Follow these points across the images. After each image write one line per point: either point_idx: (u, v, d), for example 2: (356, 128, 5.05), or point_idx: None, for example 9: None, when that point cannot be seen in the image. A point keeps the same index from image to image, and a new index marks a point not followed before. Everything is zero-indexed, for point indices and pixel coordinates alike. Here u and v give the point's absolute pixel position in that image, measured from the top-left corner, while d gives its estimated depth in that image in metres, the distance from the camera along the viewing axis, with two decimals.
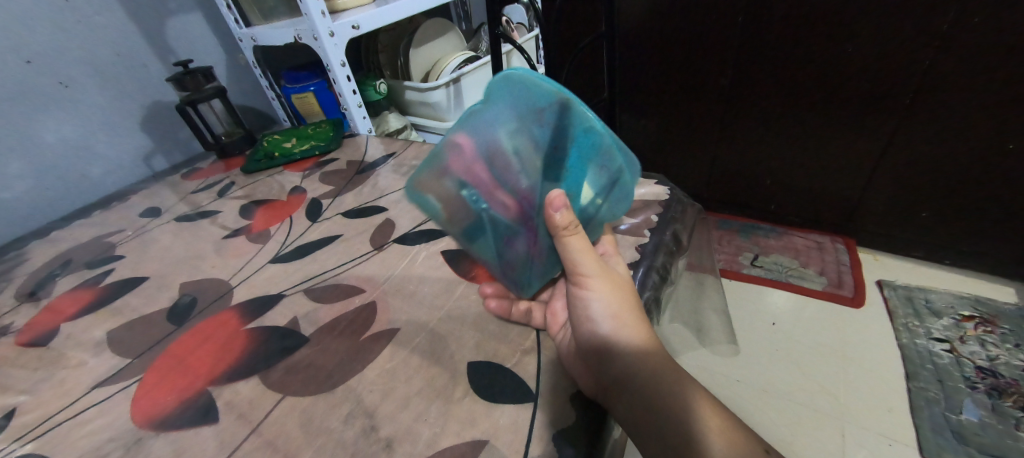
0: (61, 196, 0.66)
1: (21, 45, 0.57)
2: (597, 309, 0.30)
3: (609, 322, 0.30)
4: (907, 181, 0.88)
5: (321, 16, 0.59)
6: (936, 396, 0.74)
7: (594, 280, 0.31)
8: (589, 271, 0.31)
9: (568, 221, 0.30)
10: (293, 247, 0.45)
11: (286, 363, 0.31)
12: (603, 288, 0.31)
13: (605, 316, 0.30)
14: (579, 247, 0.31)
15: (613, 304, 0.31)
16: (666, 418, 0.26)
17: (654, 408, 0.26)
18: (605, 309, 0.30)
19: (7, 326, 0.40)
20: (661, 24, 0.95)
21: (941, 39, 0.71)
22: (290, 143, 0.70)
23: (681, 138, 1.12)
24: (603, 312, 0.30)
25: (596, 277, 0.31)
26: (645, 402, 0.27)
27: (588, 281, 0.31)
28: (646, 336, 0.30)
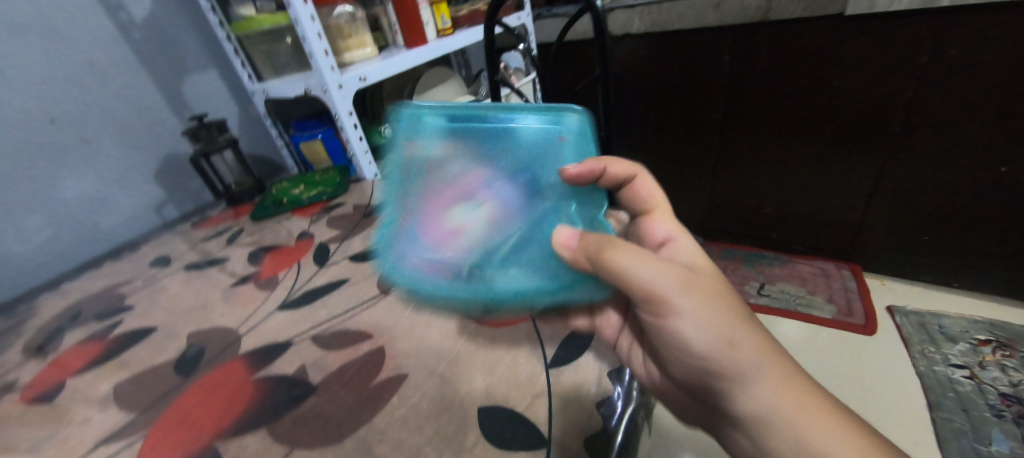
0: (71, 247, 0.67)
1: (45, 106, 0.61)
2: (688, 329, 0.29)
3: (710, 343, 0.28)
4: (903, 206, 0.90)
5: (330, 70, 0.63)
6: (963, 427, 0.72)
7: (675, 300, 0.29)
8: (662, 289, 0.29)
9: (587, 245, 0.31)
10: (301, 293, 0.46)
11: (294, 413, 0.31)
12: (683, 300, 0.29)
13: (698, 341, 0.29)
14: (632, 260, 0.29)
15: (703, 315, 0.29)
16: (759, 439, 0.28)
17: (747, 414, 0.28)
18: (695, 326, 0.29)
19: (13, 382, 0.40)
20: (653, 64, 0.99)
21: (919, 71, 0.75)
22: (298, 190, 0.72)
23: (679, 171, 1.14)
24: (696, 334, 0.29)
25: (676, 296, 0.29)
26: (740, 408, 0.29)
27: (667, 301, 0.29)
28: (746, 336, 0.29)
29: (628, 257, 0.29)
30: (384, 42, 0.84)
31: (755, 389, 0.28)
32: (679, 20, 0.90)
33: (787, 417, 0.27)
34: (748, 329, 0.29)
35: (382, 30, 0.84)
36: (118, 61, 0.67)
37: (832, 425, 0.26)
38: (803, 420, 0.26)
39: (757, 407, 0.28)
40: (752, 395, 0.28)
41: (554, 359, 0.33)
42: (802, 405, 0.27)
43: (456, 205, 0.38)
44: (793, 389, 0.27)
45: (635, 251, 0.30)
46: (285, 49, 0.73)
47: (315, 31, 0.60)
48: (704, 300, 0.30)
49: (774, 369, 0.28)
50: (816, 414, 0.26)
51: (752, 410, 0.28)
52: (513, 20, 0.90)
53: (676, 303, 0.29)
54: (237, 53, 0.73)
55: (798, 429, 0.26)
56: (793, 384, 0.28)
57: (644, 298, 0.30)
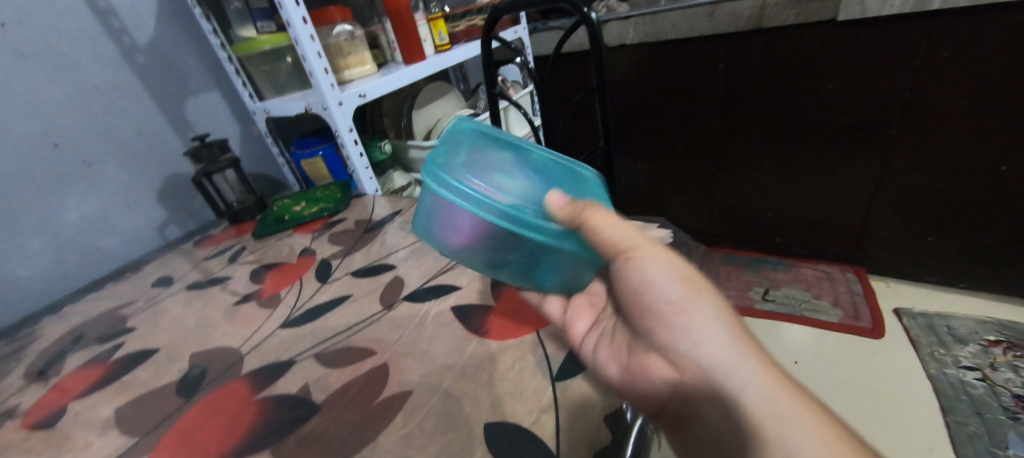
0: (74, 269, 0.67)
1: (51, 131, 0.62)
2: (653, 268, 0.32)
3: (676, 286, 0.31)
4: (903, 208, 0.90)
5: (330, 88, 0.64)
6: (978, 431, 0.70)
7: (643, 244, 0.32)
8: (635, 242, 0.32)
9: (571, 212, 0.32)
10: (304, 310, 0.46)
11: (297, 434, 0.30)
12: (654, 252, 0.32)
13: (665, 291, 0.31)
14: (603, 220, 0.31)
15: (670, 264, 0.32)
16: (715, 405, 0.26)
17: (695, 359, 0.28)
18: (661, 269, 0.32)
19: (14, 407, 0.39)
20: (649, 73, 1.00)
21: (914, 73, 0.75)
22: (300, 207, 0.72)
23: (679, 178, 1.14)
24: (665, 279, 0.32)
25: (644, 242, 0.32)
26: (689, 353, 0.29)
27: (634, 245, 0.33)
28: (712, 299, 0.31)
29: (606, 211, 0.32)
30: (383, 59, 0.86)
31: (717, 343, 0.28)
32: (674, 30, 0.91)
33: (737, 363, 0.27)
34: (717, 296, 0.31)
35: (381, 48, 0.85)
36: (122, 85, 0.68)
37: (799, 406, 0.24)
38: (769, 386, 0.25)
39: (721, 365, 0.27)
40: (710, 350, 0.28)
41: (559, 372, 0.33)
42: (770, 378, 0.26)
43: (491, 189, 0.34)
44: (761, 367, 0.26)
45: (611, 214, 0.32)
46: (285, 69, 0.75)
47: (315, 50, 0.61)
48: (673, 259, 0.33)
49: (729, 320, 0.30)
50: (767, 372, 0.26)
51: (714, 368, 0.27)
52: (509, 34, 0.92)
53: (645, 252, 0.32)
54: (238, 74, 0.74)
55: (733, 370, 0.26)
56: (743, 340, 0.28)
57: (616, 248, 0.32)
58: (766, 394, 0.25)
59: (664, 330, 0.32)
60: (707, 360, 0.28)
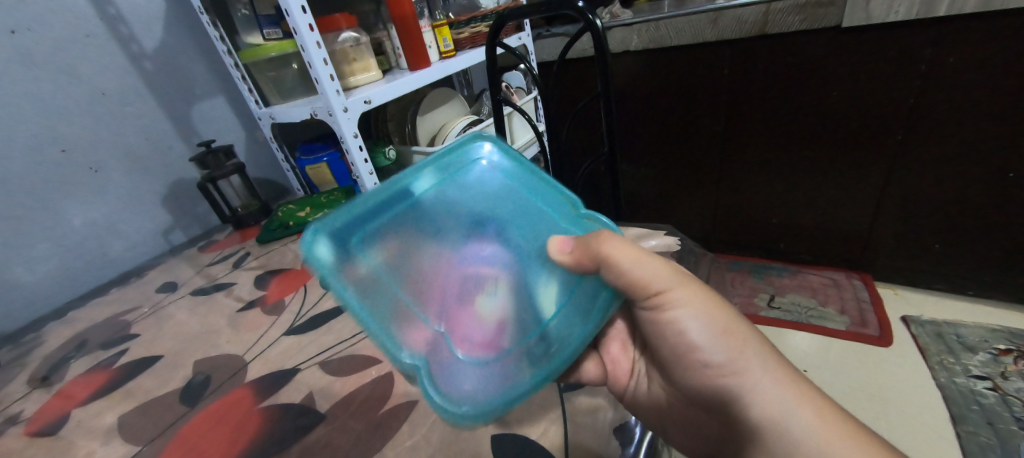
0: (79, 274, 0.67)
1: (59, 137, 0.62)
2: (689, 322, 0.31)
3: (718, 344, 0.30)
4: (909, 214, 0.89)
5: (336, 94, 0.64)
6: (989, 442, 0.69)
7: (675, 292, 0.31)
8: (665, 287, 0.31)
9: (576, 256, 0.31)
10: (308, 317, 0.45)
11: (302, 444, 0.30)
12: (685, 297, 0.31)
13: (708, 350, 0.30)
14: (625, 257, 0.29)
15: (698, 316, 0.31)
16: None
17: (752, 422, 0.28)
18: (698, 321, 0.30)
19: (17, 414, 0.39)
20: (653, 79, 1.00)
21: (920, 78, 0.75)
22: (304, 212, 0.72)
23: (683, 184, 1.14)
24: (705, 336, 0.30)
25: (676, 289, 0.31)
26: (740, 418, 0.29)
27: (669, 296, 0.31)
28: (756, 348, 0.30)
29: (619, 250, 0.29)
30: (387, 65, 0.86)
31: (769, 402, 0.27)
32: (678, 36, 0.91)
33: (812, 434, 0.26)
34: (758, 341, 0.30)
35: (386, 54, 0.85)
36: (130, 91, 0.68)
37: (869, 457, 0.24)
38: (828, 446, 0.25)
39: (772, 424, 0.27)
40: (768, 409, 0.27)
41: None
42: (823, 426, 0.26)
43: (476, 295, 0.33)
44: (808, 411, 0.26)
45: (630, 247, 0.30)
46: (291, 75, 0.75)
47: (322, 56, 0.62)
48: (710, 306, 0.31)
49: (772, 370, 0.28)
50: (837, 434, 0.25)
51: (770, 429, 0.27)
52: (513, 40, 0.92)
53: (679, 305, 0.31)
54: (244, 80, 0.74)
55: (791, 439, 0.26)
56: (796, 392, 0.27)
57: (649, 296, 0.31)
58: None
59: (710, 386, 0.30)
60: (760, 417, 0.27)
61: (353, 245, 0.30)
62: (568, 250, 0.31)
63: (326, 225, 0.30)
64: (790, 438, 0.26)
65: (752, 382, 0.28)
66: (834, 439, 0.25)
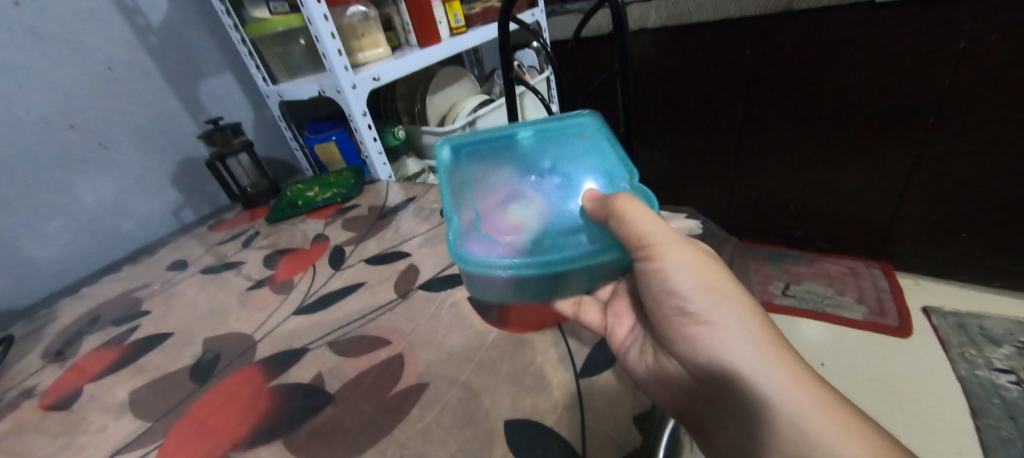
0: (92, 251, 0.68)
1: (67, 113, 0.62)
2: (677, 274, 0.30)
3: (699, 294, 0.29)
4: (936, 202, 0.86)
5: (344, 70, 0.62)
6: (1011, 436, 0.67)
7: (666, 246, 0.29)
8: (659, 240, 0.29)
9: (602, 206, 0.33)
10: (317, 297, 0.45)
11: (311, 424, 0.29)
12: (677, 252, 0.30)
13: (690, 299, 0.29)
14: (636, 211, 0.29)
15: (687, 271, 0.30)
16: (750, 414, 0.26)
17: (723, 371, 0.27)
18: (685, 274, 0.30)
19: (32, 387, 0.39)
20: (671, 58, 0.96)
21: (958, 58, 0.71)
22: (313, 192, 0.71)
23: (699, 168, 1.11)
24: (689, 286, 0.29)
25: (667, 243, 0.29)
26: (715, 367, 0.28)
27: (659, 249, 0.30)
28: (747, 311, 0.29)
29: (637, 207, 0.30)
30: (397, 41, 0.83)
31: (741, 354, 0.27)
32: (699, 12, 0.86)
33: (788, 394, 0.25)
34: (741, 299, 0.29)
35: (395, 30, 0.83)
36: (137, 66, 0.67)
37: (839, 423, 0.24)
38: (799, 402, 0.24)
39: (747, 375, 0.26)
40: (744, 363, 0.27)
41: (583, 368, 0.31)
42: (795, 388, 0.25)
43: (512, 207, 0.38)
44: (781, 369, 0.26)
45: (644, 207, 0.30)
46: (299, 50, 0.73)
47: (329, 30, 0.59)
48: (701, 263, 0.30)
49: (758, 331, 0.28)
50: (815, 397, 0.25)
51: (743, 380, 0.26)
52: (526, 16, 0.89)
53: (670, 258, 0.30)
54: (251, 56, 0.73)
55: (758, 389, 0.26)
56: (774, 348, 0.27)
57: (638, 247, 0.30)
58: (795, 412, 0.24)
59: (691, 337, 0.30)
60: (730, 364, 0.27)
61: (462, 159, 0.40)
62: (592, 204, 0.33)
63: (459, 140, 0.41)
64: (756, 392, 0.26)
65: (733, 337, 0.28)
66: (806, 400, 0.25)
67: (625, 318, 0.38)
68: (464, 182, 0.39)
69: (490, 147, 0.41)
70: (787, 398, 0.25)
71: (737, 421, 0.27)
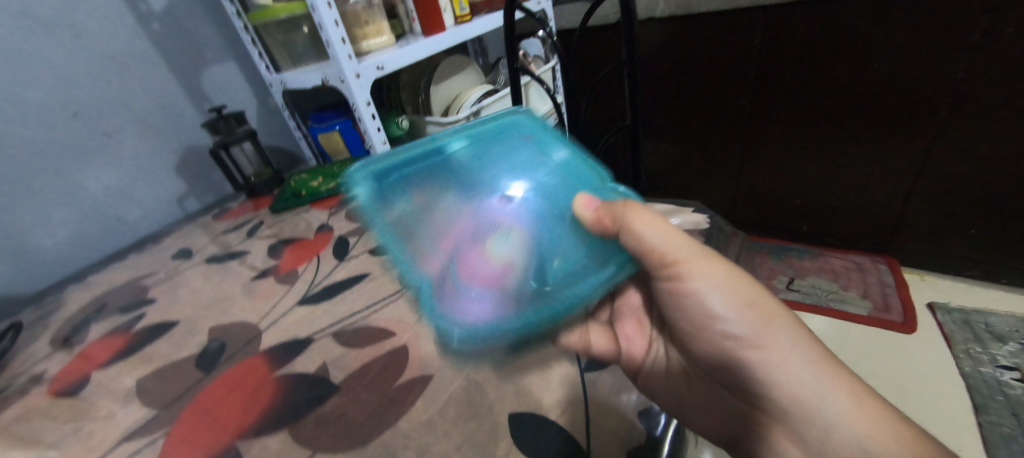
0: (98, 239, 0.68)
1: (71, 100, 0.61)
2: (712, 296, 0.30)
3: (740, 316, 0.30)
4: (945, 198, 0.85)
5: (348, 59, 0.61)
6: (1014, 433, 0.67)
7: (694, 264, 0.30)
8: (683, 258, 0.31)
9: (604, 214, 0.31)
10: (321, 287, 0.45)
11: (316, 414, 0.30)
12: (705, 270, 0.31)
13: (733, 323, 0.30)
14: (650, 227, 0.29)
15: (721, 291, 0.30)
16: (805, 431, 0.27)
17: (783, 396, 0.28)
18: (721, 295, 0.30)
19: (41, 373, 0.40)
20: (679, 47, 0.94)
21: (973, 50, 0.69)
22: (317, 182, 0.70)
23: (705, 160, 1.09)
24: (725, 307, 0.30)
25: (694, 260, 0.31)
26: (766, 388, 0.29)
27: (685, 267, 0.31)
28: (784, 325, 0.30)
29: (646, 222, 0.29)
30: (400, 30, 0.82)
31: (794, 374, 0.28)
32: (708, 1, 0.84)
33: (841, 410, 0.27)
34: (781, 312, 0.30)
35: (399, 18, 0.82)
36: (139, 53, 0.67)
37: (890, 426, 0.26)
38: (854, 418, 0.26)
39: (801, 396, 0.28)
40: (790, 381, 0.28)
41: (589, 362, 0.31)
42: (853, 402, 0.27)
43: (488, 238, 0.35)
44: (832, 386, 0.28)
45: (657, 219, 0.30)
46: (301, 39, 0.71)
47: (332, 18, 0.58)
48: (732, 279, 0.31)
49: (797, 344, 0.29)
50: (863, 406, 0.27)
51: (797, 402, 0.28)
52: (532, 4, 0.87)
53: (701, 278, 0.30)
54: (254, 44, 0.72)
55: (813, 408, 0.27)
56: (816, 361, 0.28)
57: (664, 266, 0.31)
58: (853, 430, 0.26)
59: (732, 360, 0.30)
60: (785, 390, 0.28)
61: (389, 189, 0.36)
62: (592, 214, 0.31)
63: (375, 168, 0.36)
64: (818, 413, 0.27)
65: (779, 360, 0.29)
66: (853, 411, 0.27)
67: (642, 331, 0.39)
68: (422, 205, 0.35)
69: (422, 165, 0.37)
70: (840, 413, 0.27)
71: (788, 440, 0.28)
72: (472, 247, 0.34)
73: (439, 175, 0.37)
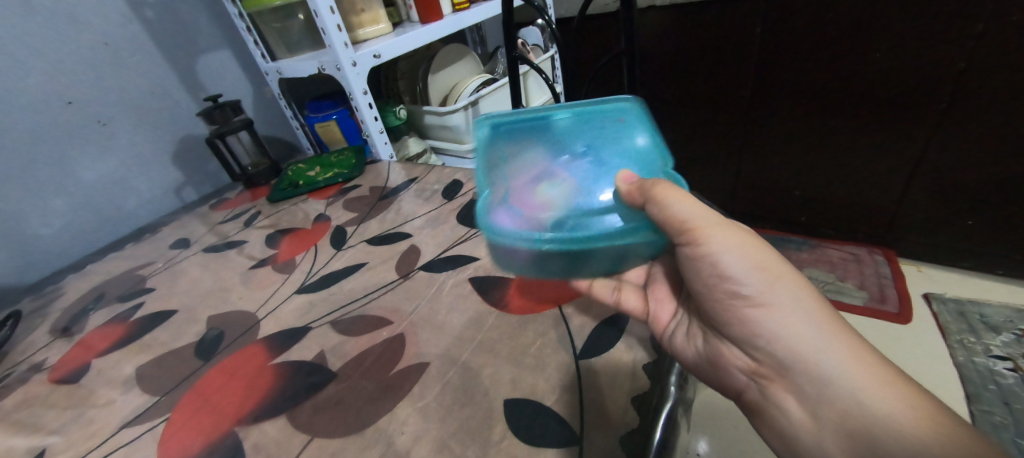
0: (95, 229, 0.68)
1: (65, 89, 0.61)
2: (727, 259, 0.29)
3: (753, 277, 0.29)
4: (943, 189, 0.85)
5: (344, 47, 0.60)
6: (1004, 421, 0.68)
7: (710, 228, 0.30)
8: (702, 223, 0.30)
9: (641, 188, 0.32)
10: (319, 277, 0.45)
11: (314, 400, 0.30)
12: (723, 233, 0.30)
13: (744, 283, 0.29)
14: (675, 196, 0.30)
15: (734, 254, 0.29)
16: (815, 395, 0.27)
17: (792, 358, 0.27)
18: (735, 258, 0.29)
19: (41, 362, 0.40)
20: (679, 36, 0.93)
21: (975, 40, 0.68)
22: (314, 172, 0.70)
23: (704, 151, 1.09)
24: (741, 269, 0.29)
25: (711, 225, 0.30)
26: (783, 356, 0.28)
27: (703, 232, 0.30)
28: (802, 290, 0.29)
29: (673, 193, 0.30)
30: (398, 17, 0.81)
31: (804, 338, 0.27)
32: None
33: (855, 376, 0.26)
34: (796, 278, 0.29)
35: (396, 6, 0.80)
36: (132, 41, 0.66)
37: (906, 402, 0.24)
38: (863, 382, 0.25)
39: (811, 359, 0.27)
40: (802, 346, 0.27)
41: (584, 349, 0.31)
42: (862, 371, 0.26)
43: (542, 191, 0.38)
44: (844, 349, 0.26)
45: (681, 190, 0.30)
46: (297, 26, 0.71)
47: (328, 5, 0.57)
48: (751, 243, 0.30)
49: (815, 311, 0.28)
50: (878, 378, 0.25)
51: (807, 365, 0.27)
52: None
53: (717, 239, 0.30)
54: (249, 31, 0.71)
55: (824, 369, 0.26)
56: (830, 327, 0.27)
57: (681, 232, 0.30)
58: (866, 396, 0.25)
59: (742, 321, 0.30)
60: (799, 354, 0.27)
61: (496, 136, 0.41)
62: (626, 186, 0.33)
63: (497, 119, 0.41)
64: (824, 374, 0.26)
65: (796, 330, 0.28)
66: (864, 376, 0.26)
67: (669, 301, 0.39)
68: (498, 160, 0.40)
69: (526, 128, 0.41)
70: (853, 381, 0.25)
71: (796, 404, 0.28)
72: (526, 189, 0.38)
73: (532, 135, 0.40)
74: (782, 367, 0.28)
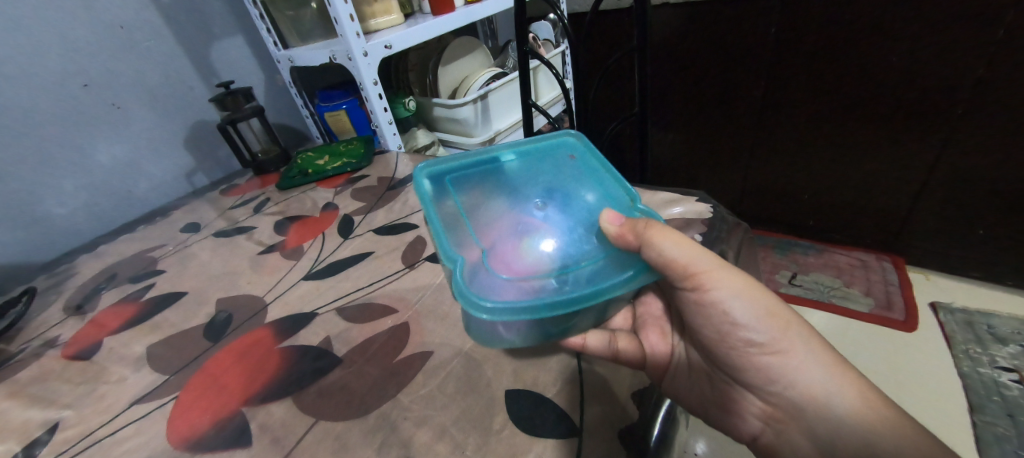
0: (108, 211, 0.69)
1: (81, 71, 0.62)
2: (734, 307, 0.31)
3: (763, 325, 0.30)
4: (956, 197, 0.84)
5: (356, 36, 0.60)
6: (1007, 432, 0.68)
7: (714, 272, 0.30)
8: (702, 269, 0.30)
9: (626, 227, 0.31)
10: (326, 264, 0.45)
11: (320, 384, 0.30)
12: (724, 278, 0.31)
13: (752, 330, 0.31)
14: (668, 240, 0.29)
15: (739, 301, 0.31)
16: (821, 429, 0.29)
17: (800, 398, 0.30)
18: (742, 305, 0.31)
19: (55, 338, 0.41)
20: (692, 34, 0.93)
21: (996, 45, 0.67)
22: (323, 161, 0.71)
23: (712, 151, 1.08)
24: (748, 315, 0.30)
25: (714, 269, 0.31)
26: (790, 397, 0.30)
27: (705, 277, 0.31)
28: (803, 330, 0.31)
29: (666, 237, 0.29)
30: (410, 9, 0.81)
31: (814, 379, 0.29)
32: None
33: (864, 412, 0.27)
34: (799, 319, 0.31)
35: None
36: (148, 26, 0.66)
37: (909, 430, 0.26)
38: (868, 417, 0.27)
39: (819, 397, 0.29)
40: (809, 385, 0.29)
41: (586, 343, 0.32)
42: (867, 407, 0.27)
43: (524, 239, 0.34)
44: (845, 383, 0.29)
45: (672, 231, 0.30)
46: (310, 15, 0.71)
47: None
48: (754, 288, 0.31)
49: (814, 348, 0.30)
50: (878, 404, 0.28)
51: (813, 400, 0.29)
52: None
53: (721, 287, 0.31)
54: (262, 19, 0.70)
55: (831, 408, 0.28)
56: (829, 361, 0.30)
57: (684, 276, 0.31)
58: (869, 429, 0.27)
59: (749, 365, 0.32)
60: (807, 391, 0.30)
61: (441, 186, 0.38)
62: (615, 227, 0.31)
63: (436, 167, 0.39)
64: (832, 413, 0.28)
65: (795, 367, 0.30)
66: (866, 404, 0.28)
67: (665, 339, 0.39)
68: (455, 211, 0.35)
69: (477, 172, 0.40)
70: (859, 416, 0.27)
71: (801, 437, 0.30)
72: (510, 242, 0.34)
73: (486, 180, 0.39)
74: (795, 410, 0.30)
